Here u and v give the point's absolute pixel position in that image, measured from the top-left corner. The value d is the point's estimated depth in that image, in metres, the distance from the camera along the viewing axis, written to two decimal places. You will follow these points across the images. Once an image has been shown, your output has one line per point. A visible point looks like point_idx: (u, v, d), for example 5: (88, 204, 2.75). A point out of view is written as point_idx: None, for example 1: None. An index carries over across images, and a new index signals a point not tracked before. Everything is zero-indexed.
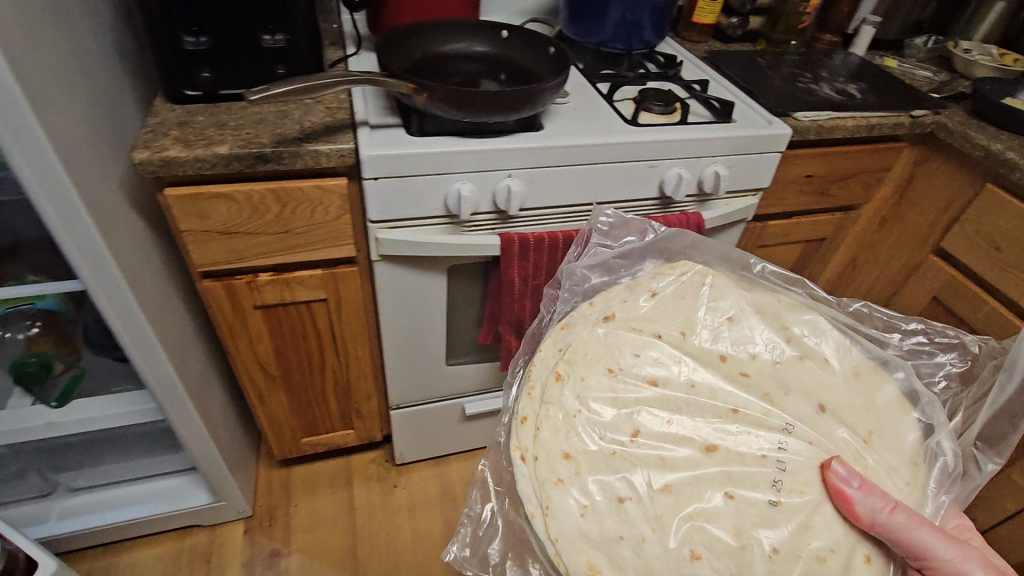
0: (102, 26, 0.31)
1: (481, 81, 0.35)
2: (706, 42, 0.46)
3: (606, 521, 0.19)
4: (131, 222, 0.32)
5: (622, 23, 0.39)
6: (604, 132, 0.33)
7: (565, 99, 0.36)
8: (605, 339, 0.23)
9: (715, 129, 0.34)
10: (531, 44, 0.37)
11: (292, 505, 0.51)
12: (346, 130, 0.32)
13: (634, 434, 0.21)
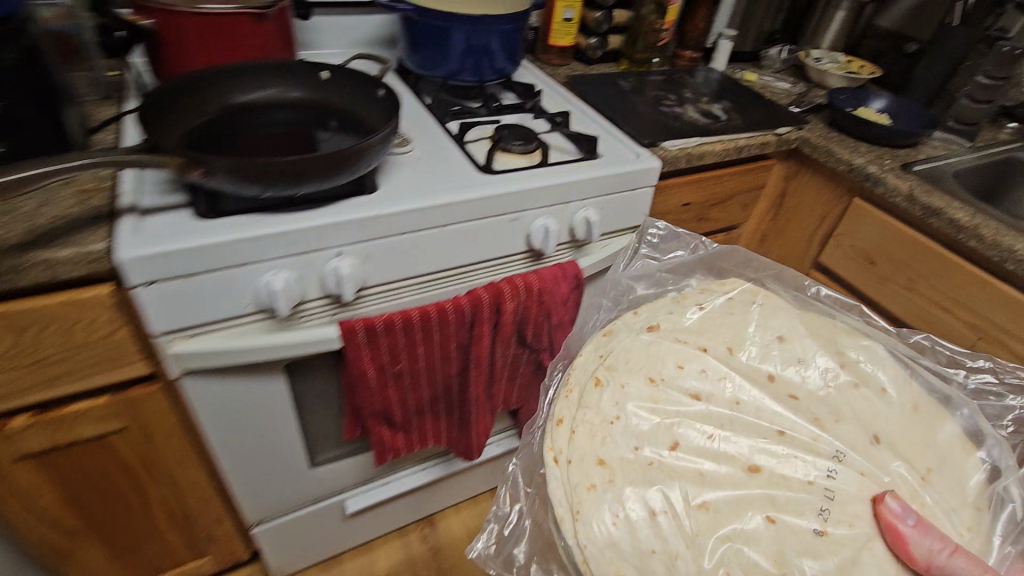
0: None
1: (307, 133, 0.31)
2: (567, 64, 0.51)
3: (638, 533, 0.16)
4: None
5: (468, 51, 0.39)
6: (453, 186, 0.31)
7: (407, 148, 0.34)
8: (650, 348, 0.21)
9: (551, 177, 0.33)
10: (354, 86, 0.34)
11: None
12: (103, 222, 0.25)
13: (673, 445, 0.18)
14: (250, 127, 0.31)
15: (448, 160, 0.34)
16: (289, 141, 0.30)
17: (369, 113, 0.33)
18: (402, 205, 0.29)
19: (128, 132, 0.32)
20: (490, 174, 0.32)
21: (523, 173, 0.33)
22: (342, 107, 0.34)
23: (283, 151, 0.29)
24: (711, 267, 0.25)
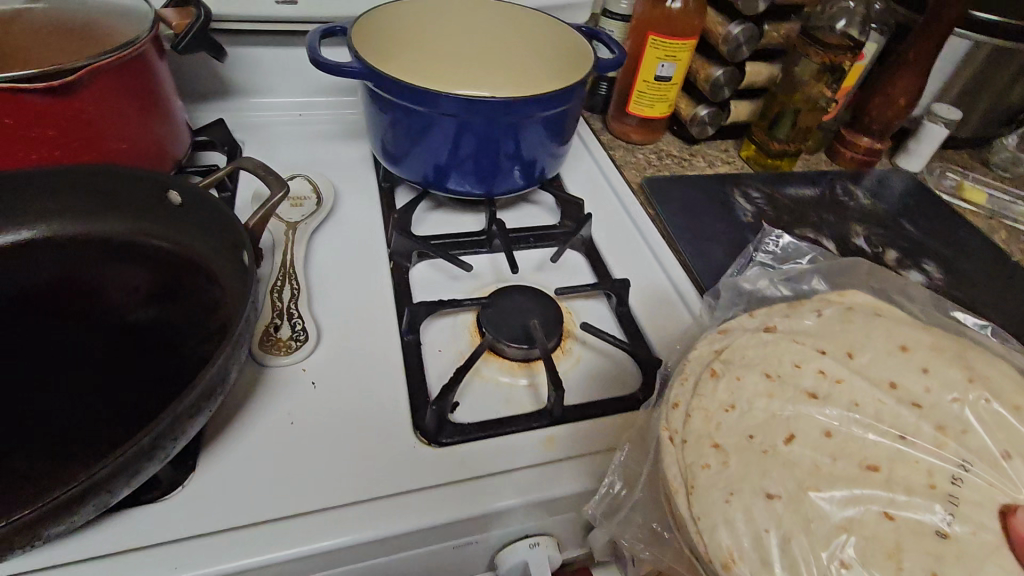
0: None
1: (188, 295, 0.46)
2: (650, 142, 0.79)
3: (759, 513, 0.26)
4: None
5: (460, 129, 0.56)
6: (310, 505, 0.37)
7: (303, 356, 0.46)
8: (768, 348, 0.32)
9: (465, 509, 0.38)
10: (214, 240, 0.47)
11: None
12: None
13: (788, 438, 0.28)
14: (104, 281, 0.47)
15: (389, 424, 0.42)
16: (148, 297, 0.45)
17: (232, 260, 0.46)
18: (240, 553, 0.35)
19: None
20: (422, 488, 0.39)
21: (538, 467, 0.41)
22: (198, 241, 0.48)
23: (145, 288, 0.46)
24: (833, 279, 0.39)
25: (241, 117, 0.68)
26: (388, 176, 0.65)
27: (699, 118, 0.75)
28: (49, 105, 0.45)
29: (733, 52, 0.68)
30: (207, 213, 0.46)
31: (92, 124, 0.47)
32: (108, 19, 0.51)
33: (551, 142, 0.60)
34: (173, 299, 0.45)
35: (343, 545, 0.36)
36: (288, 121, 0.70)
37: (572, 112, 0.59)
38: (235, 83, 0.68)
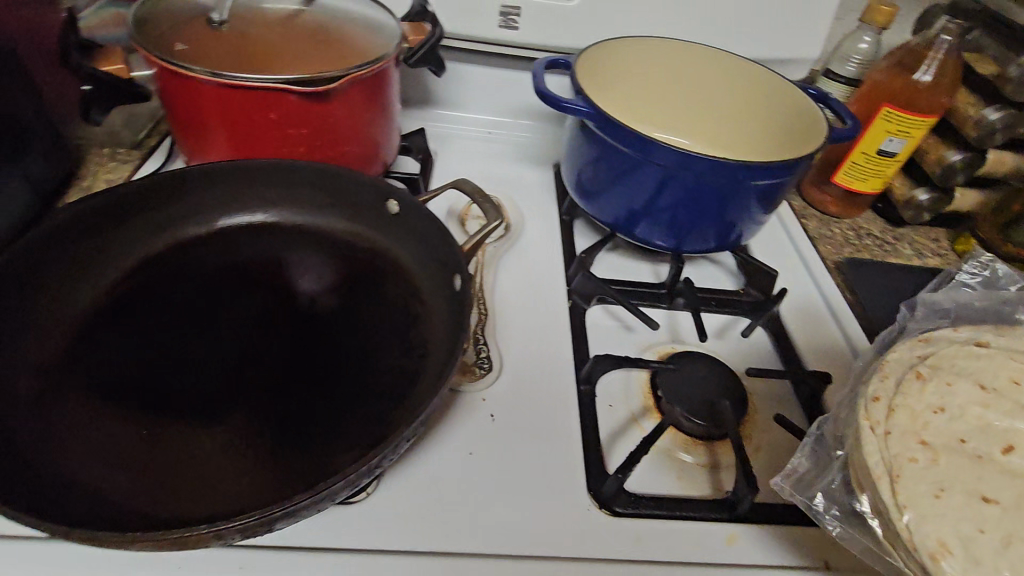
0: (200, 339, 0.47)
1: (385, 290, 0.52)
2: (847, 216, 0.73)
3: (974, 512, 0.31)
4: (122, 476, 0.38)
5: (663, 180, 0.58)
6: (493, 549, 0.40)
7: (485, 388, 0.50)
8: (981, 364, 0.37)
9: None
10: (424, 255, 0.54)
11: None
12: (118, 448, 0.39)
13: (1002, 447, 0.33)
14: (323, 262, 0.54)
15: (561, 484, 0.44)
16: (352, 286, 0.52)
17: (436, 276, 0.52)
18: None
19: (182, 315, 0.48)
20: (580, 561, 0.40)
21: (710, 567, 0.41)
22: (404, 249, 0.55)
23: (349, 275, 0.53)
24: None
25: (440, 130, 0.76)
26: (572, 208, 0.68)
27: (917, 202, 0.69)
28: (313, 106, 0.52)
29: (983, 138, 0.61)
30: (423, 229, 0.53)
31: (334, 124, 0.54)
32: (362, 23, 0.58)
33: (756, 205, 0.59)
34: (375, 298, 0.52)
35: None
36: (480, 139, 0.77)
37: (788, 182, 0.57)
38: (450, 96, 0.76)
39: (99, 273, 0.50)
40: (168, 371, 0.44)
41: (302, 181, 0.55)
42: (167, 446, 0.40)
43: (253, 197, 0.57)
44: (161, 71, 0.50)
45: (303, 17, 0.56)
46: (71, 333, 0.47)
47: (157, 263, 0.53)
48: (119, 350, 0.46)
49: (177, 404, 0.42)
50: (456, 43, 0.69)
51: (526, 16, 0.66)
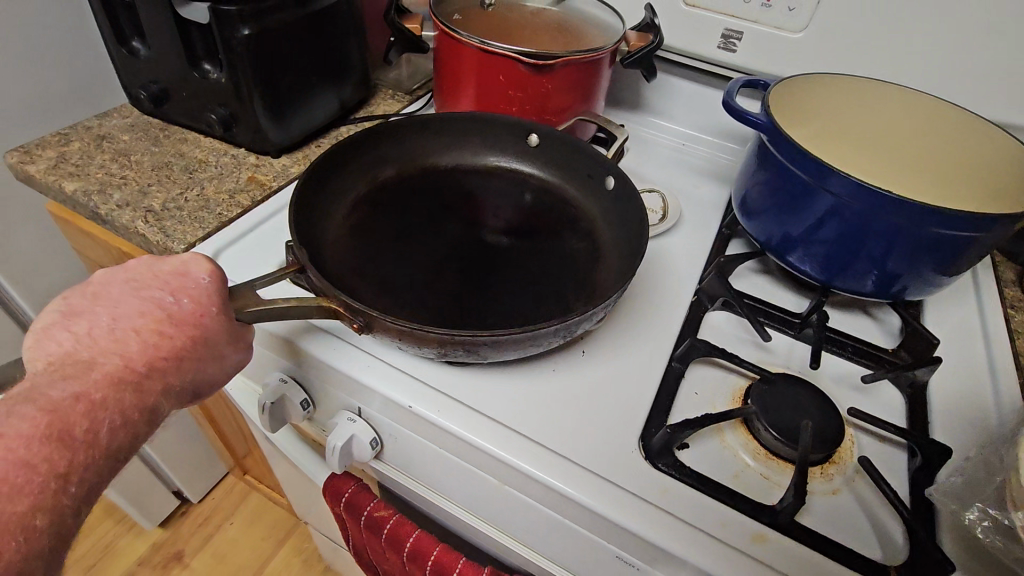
0: (423, 216, 0.60)
1: (571, 215, 0.64)
2: None
3: None
4: (366, 285, 0.52)
5: (830, 210, 0.56)
6: (556, 445, 0.47)
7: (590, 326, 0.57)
8: None
9: (666, 541, 0.42)
10: (588, 183, 0.66)
11: (379, 565, 0.61)
12: (362, 263, 0.53)
13: None
14: (504, 187, 0.67)
15: (625, 425, 0.49)
16: (526, 198, 0.66)
17: (588, 190, 0.65)
18: (494, 444, 0.46)
19: (422, 197, 0.63)
20: (612, 484, 0.45)
21: (725, 545, 0.42)
22: (549, 172, 0.68)
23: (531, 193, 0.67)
24: None
25: (639, 132, 0.84)
26: (732, 224, 0.70)
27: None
28: (537, 77, 0.65)
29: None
30: (571, 150, 0.66)
31: (546, 94, 0.66)
32: (593, 27, 0.70)
33: (929, 261, 0.55)
34: (555, 218, 0.64)
35: (567, 495, 0.44)
36: (674, 148, 0.82)
37: (976, 243, 0.53)
38: (655, 104, 0.84)
39: (331, 209, 0.58)
40: (397, 255, 0.55)
41: (464, 126, 0.67)
42: (392, 267, 0.54)
43: (422, 147, 0.67)
44: (440, 33, 0.67)
45: (546, 15, 0.71)
46: (334, 246, 0.55)
47: (365, 200, 0.61)
48: (361, 260, 0.54)
49: (408, 246, 0.56)
50: (674, 56, 0.76)
51: (747, 41, 0.70)
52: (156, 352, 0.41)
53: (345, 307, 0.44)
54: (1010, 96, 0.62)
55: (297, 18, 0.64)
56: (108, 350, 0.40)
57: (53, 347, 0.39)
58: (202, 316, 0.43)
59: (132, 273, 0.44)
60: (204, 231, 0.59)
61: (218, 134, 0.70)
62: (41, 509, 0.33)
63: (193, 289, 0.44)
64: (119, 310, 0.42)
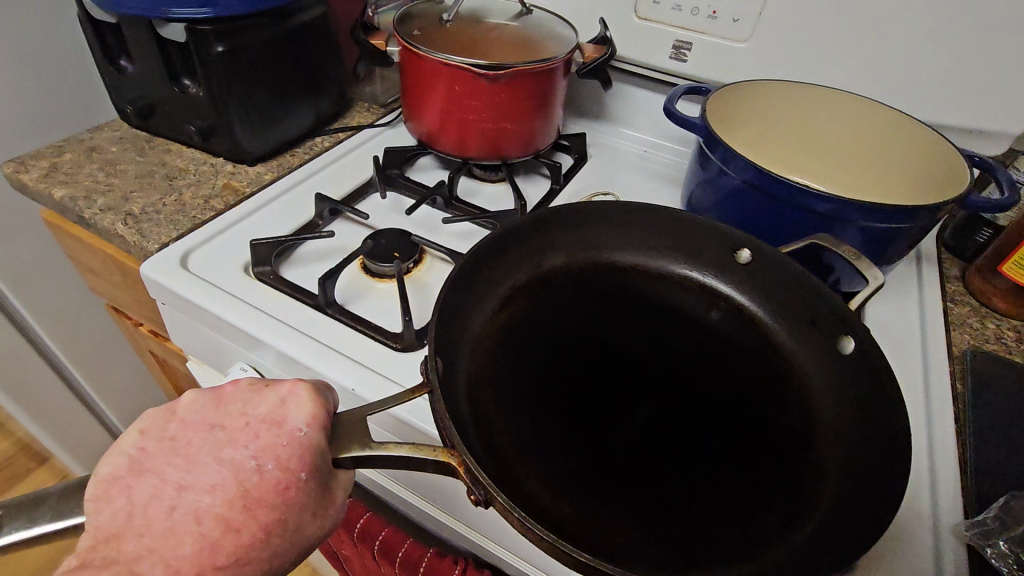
0: (574, 326, 0.55)
1: (744, 335, 0.58)
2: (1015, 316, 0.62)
3: None
4: (501, 416, 0.46)
5: (757, 204, 0.59)
6: None
7: None
8: None
9: None
10: (823, 339, 0.54)
11: (336, 550, 0.64)
12: (496, 379, 0.49)
13: None
14: (682, 298, 0.61)
15: None
16: (713, 318, 0.59)
17: (805, 336, 0.56)
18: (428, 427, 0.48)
19: (567, 307, 0.57)
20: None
21: None
22: (755, 300, 0.60)
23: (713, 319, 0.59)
24: None
25: (603, 139, 0.88)
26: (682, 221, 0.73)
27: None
28: (491, 86, 0.68)
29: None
30: (790, 286, 0.57)
31: (500, 103, 0.70)
32: (545, 38, 0.74)
33: (860, 251, 0.57)
34: (740, 349, 0.56)
35: None
36: (636, 155, 0.86)
37: (902, 233, 0.55)
38: (617, 112, 0.88)
39: (484, 296, 0.54)
40: (553, 386, 0.49)
41: (654, 227, 0.62)
42: (541, 407, 0.47)
43: (602, 240, 0.63)
44: (401, 49, 0.71)
45: (506, 29, 0.75)
46: (475, 348, 0.51)
47: (523, 292, 0.57)
48: (505, 372, 0.50)
49: (555, 381, 0.50)
50: (630, 65, 0.80)
51: (695, 51, 0.73)
52: (210, 560, 0.39)
53: (466, 469, 0.36)
54: (942, 97, 0.64)
55: (271, 37, 0.69)
56: (158, 549, 0.39)
57: (108, 515, 0.40)
58: (284, 489, 0.41)
59: (221, 418, 0.43)
60: (176, 232, 0.64)
61: (198, 144, 0.75)
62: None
63: (281, 448, 0.41)
64: (190, 479, 0.41)
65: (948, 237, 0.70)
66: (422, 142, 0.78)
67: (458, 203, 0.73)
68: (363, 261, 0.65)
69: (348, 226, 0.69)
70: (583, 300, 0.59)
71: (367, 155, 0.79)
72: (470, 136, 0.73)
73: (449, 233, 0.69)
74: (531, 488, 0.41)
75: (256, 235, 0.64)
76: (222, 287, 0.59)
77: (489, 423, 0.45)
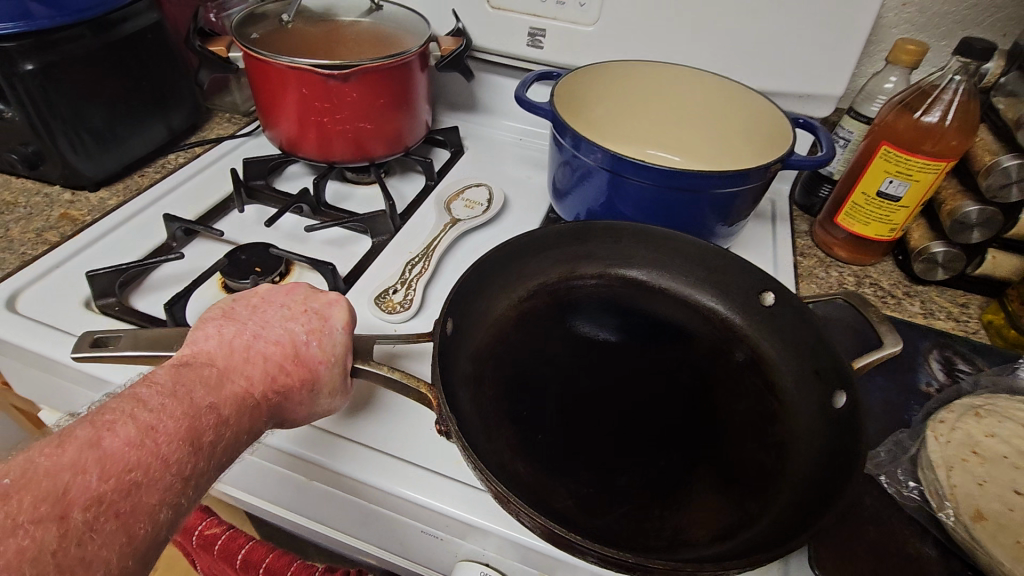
0: (592, 322, 0.54)
1: (736, 352, 0.54)
2: (852, 262, 0.67)
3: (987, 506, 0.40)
4: (495, 380, 0.47)
5: (608, 186, 0.60)
6: (352, 435, 0.47)
7: (403, 322, 0.56)
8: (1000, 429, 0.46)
9: (458, 506, 0.43)
10: (815, 390, 0.48)
11: None
12: (491, 350, 0.50)
13: (1001, 462, 0.43)
14: (681, 316, 0.56)
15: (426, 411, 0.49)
16: (742, 359, 0.53)
17: (807, 384, 0.49)
18: (300, 447, 0.46)
19: (580, 295, 0.57)
20: (414, 465, 0.45)
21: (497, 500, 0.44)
22: (777, 352, 0.52)
23: (708, 342, 0.54)
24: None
25: (479, 131, 0.88)
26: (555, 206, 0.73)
27: (930, 254, 0.61)
28: (341, 86, 0.67)
29: (1000, 185, 0.54)
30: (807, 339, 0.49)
31: (354, 103, 0.68)
32: (395, 32, 0.73)
33: (708, 217, 0.60)
34: (729, 369, 0.52)
35: (364, 481, 0.44)
36: (512, 143, 0.86)
37: (742, 194, 0.58)
38: (489, 103, 0.88)
39: (510, 284, 0.55)
40: (566, 368, 0.49)
41: (686, 254, 0.57)
42: (542, 377, 0.48)
43: (625, 252, 0.59)
44: (244, 55, 0.68)
45: (358, 27, 0.73)
46: (490, 325, 0.52)
47: (550, 291, 0.57)
48: (512, 350, 0.50)
49: (552, 360, 0.50)
50: (490, 55, 0.80)
51: (550, 37, 0.74)
52: (271, 386, 0.38)
53: (437, 404, 0.39)
54: (772, 66, 0.69)
55: (97, 48, 0.64)
56: (238, 368, 0.38)
57: (201, 338, 0.39)
58: (322, 364, 0.41)
59: (287, 300, 0.44)
60: (4, 273, 0.58)
61: (27, 173, 0.68)
62: (167, 503, 0.31)
63: (327, 335, 0.42)
64: (264, 329, 0.41)
65: (798, 196, 0.76)
66: (285, 151, 0.74)
67: (326, 209, 0.70)
68: (222, 279, 0.60)
69: (204, 245, 0.64)
70: (597, 307, 0.56)
71: (225, 168, 0.75)
72: (331, 139, 0.71)
73: (318, 241, 0.67)
74: (503, 453, 0.42)
75: (96, 266, 0.59)
76: (55, 324, 0.53)
77: (481, 384, 0.47)
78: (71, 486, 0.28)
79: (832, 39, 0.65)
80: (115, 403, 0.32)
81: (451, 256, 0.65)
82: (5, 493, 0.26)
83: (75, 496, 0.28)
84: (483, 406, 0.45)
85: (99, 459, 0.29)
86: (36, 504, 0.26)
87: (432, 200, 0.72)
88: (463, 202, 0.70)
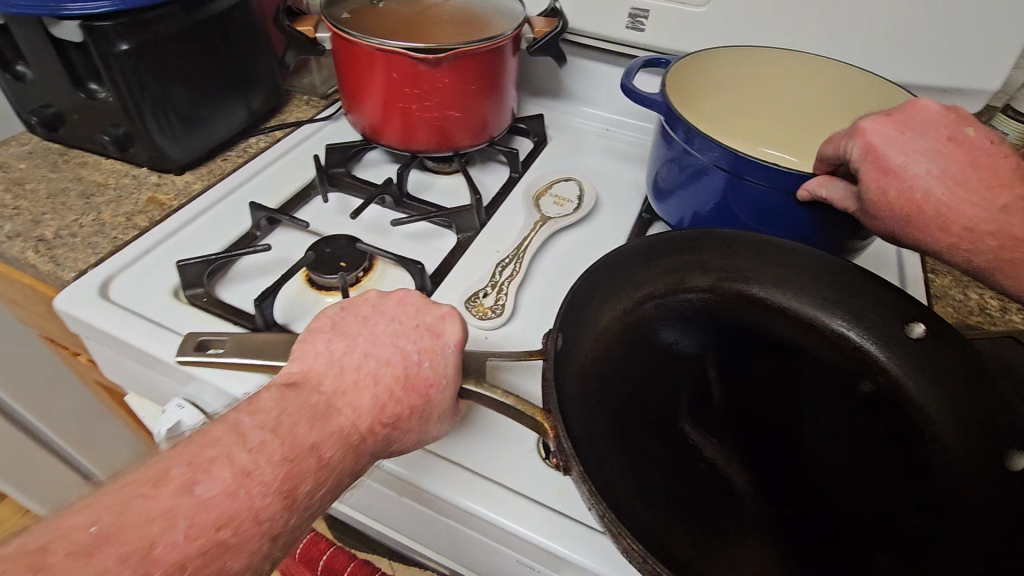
0: (705, 339, 0.49)
1: (861, 381, 0.48)
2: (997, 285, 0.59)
3: None
4: (604, 402, 0.43)
5: (725, 187, 0.54)
6: (449, 453, 0.43)
7: (494, 328, 0.52)
8: None
9: (566, 542, 0.40)
10: (977, 441, 0.43)
11: None
12: (594, 366, 0.46)
13: None
14: (806, 339, 0.51)
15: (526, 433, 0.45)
16: (872, 392, 0.47)
17: (965, 433, 0.44)
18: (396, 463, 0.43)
19: (692, 308, 0.52)
20: (516, 493, 0.42)
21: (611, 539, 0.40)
22: (921, 387, 0.47)
23: (838, 370, 0.48)
24: None
25: (563, 120, 0.82)
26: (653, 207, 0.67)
27: None
28: (432, 70, 0.63)
29: None
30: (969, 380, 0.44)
31: (444, 89, 0.64)
32: (487, 12, 0.68)
33: (837, 229, 0.53)
34: (864, 404, 0.46)
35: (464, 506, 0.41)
36: (597, 134, 0.80)
37: None
38: (576, 90, 0.82)
39: (620, 293, 0.51)
40: (684, 392, 0.45)
41: (820, 272, 0.51)
42: (657, 403, 0.44)
43: (743, 265, 0.53)
44: (333, 34, 0.65)
45: (449, 7, 0.69)
46: (595, 338, 0.48)
47: (661, 304, 0.52)
48: (620, 369, 0.46)
49: (665, 382, 0.45)
50: (585, 39, 0.74)
51: (654, 20, 0.68)
52: (377, 418, 0.35)
53: (553, 432, 0.35)
54: (912, 58, 0.60)
55: (186, 27, 0.62)
56: (345, 395, 0.35)
57: (305, 355, 0.37)
58: (431, 387, 0.37)
59: (398, 312, 0.40)
60: (96, 258, 0.57)
61: (116, 154, 0.68)
62: (252, 564, 0.29)
63: (441, 354, 0.38)
64: (372, 344, 0.38)
65: None
66: (366, 136, 0.71)
67: (408, 201, 0.67)
68: (307, 273, 0.58)
69: (290, 236, 0.62)
70: (709, 324, 0.51)
71: (307, 154, 0.73)
72: (415, 125, 0.67)
73: (399, 235, 0.64)
74: (618, 489, 0.38)
75: (185, 255, 0.58)
76: (142, 312, 0.53)
77: (588, 406, 0.43)
78: (157, 543, 0.26)
79: (994, 28, 0.56)
80: (212, 436, 0.31)
81: (541, 258, 0.61)
82: (91, 547, 0.25)
83: (160, 555, 0.26)
84: (588, 430, 0.41)
85: (191, 511, 0.28)
86: (120, 565, 0.25)
87: (519, 195, 0.68)
88: (553, 197, 0.66)
